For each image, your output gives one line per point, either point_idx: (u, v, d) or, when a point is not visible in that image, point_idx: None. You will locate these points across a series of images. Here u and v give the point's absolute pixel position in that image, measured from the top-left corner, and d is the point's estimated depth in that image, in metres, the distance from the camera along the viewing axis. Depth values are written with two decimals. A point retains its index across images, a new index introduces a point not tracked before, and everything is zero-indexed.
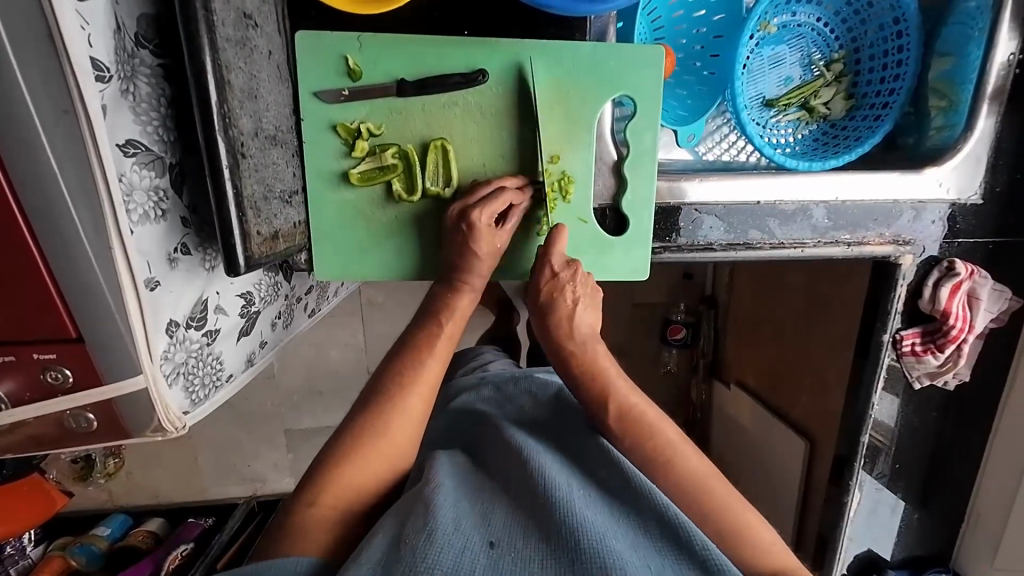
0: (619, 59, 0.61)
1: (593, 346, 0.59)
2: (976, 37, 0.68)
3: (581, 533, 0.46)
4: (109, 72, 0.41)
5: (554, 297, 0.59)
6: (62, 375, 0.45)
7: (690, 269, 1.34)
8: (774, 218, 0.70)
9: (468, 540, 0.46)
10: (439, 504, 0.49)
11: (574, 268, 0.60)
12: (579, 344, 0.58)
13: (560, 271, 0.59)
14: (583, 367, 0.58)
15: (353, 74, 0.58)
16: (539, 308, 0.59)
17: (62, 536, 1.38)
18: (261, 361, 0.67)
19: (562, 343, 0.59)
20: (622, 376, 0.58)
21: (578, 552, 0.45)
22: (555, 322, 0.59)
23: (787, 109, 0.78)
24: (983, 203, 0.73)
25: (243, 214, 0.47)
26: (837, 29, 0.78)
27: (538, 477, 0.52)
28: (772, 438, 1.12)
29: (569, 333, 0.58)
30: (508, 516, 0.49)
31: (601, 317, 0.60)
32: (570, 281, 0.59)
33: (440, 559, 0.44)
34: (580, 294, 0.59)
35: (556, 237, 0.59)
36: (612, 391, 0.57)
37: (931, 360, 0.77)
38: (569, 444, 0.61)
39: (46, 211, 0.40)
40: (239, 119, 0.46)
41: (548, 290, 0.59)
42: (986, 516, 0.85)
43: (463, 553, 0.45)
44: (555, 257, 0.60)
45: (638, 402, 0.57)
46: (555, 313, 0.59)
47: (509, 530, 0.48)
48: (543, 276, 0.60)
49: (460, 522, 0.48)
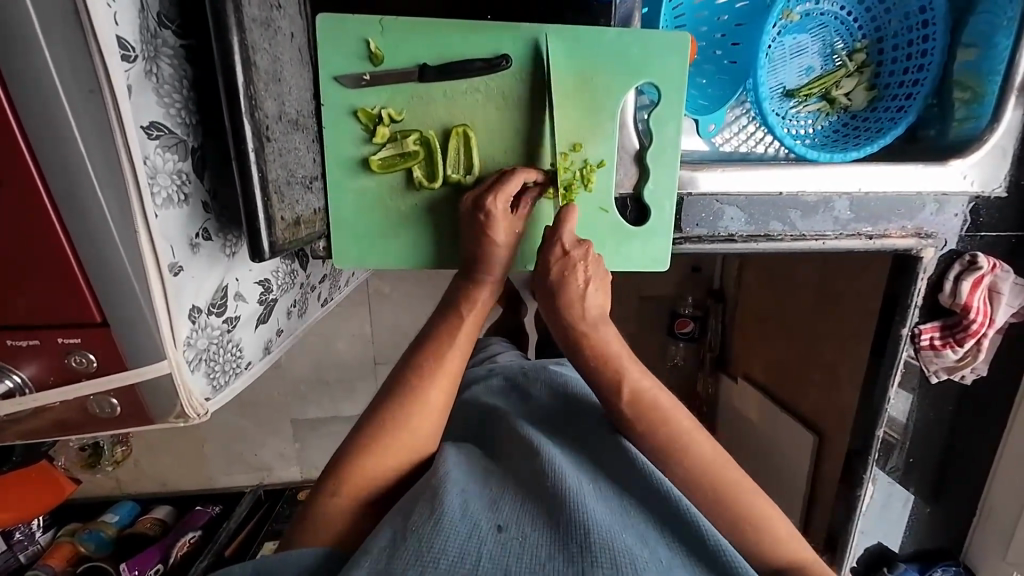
0: (644, 46, 0.60)
1: (602, 328, 0.58)
2: (1005, 27, 0.67)
3: (591, 526, 0.45)
4: (133, 52, 0.40)
5: (565, 276, 0.58)
6: (85, 360, 0.45)
7: (699, 262, 1.33)
8: (796, 209, 0.70)
9: (476, 525, 0.45)
10: (447, 489, 0.48)
11: (586, 248, 0.59)
12: (590, 324, 0.57)
13: (572, 250, 0.58)
14: (591, 352, 0.57)
15: (375, 59, 0.57)
16: (550, 290, 0.58)
17: (71, 522, 1.39)
18: (277, 350, 0.66)
19: (573, 325, 0.58)
20: (631, 360, 0.57)
21: (589, 542, 0.44)
22: (567, 305, 0.58)
23: (808, 100, 0.77)
24: (1008, 196, 0.72)
25: (268, 199, 0.46)
26: (860, 18, 0.76)
27: (546, 469, 0.51)
28: (781, 432, 1.12)
29: (580, 314, 0.57)
30: (518, 501, 0.49)
31: (610, 298, 0.60)
32: (581, 260, 0.58)
33: (446, 548, 0.43)
34: (592, 275, 0.58)
35: (569, 213, 0.58)
36: (625, 373, 0.56)
37: (950, 354, 0.76)
38: (576, 437, 0.61)
39: (71, 193, 0.39)
40: (264, 102, 0.45)
41: (559, 269, 0.58)
42: (999, 509, 0.85)
43: (471, 538, 0.44)
44: (567, 235, 0.58)
45: (648, 383, 0.56)
46: (567, 295, 0.57)
47: (517, 516, 0.47)
48: (554, 254, 0.58)
49: (469, 506, 0.47)
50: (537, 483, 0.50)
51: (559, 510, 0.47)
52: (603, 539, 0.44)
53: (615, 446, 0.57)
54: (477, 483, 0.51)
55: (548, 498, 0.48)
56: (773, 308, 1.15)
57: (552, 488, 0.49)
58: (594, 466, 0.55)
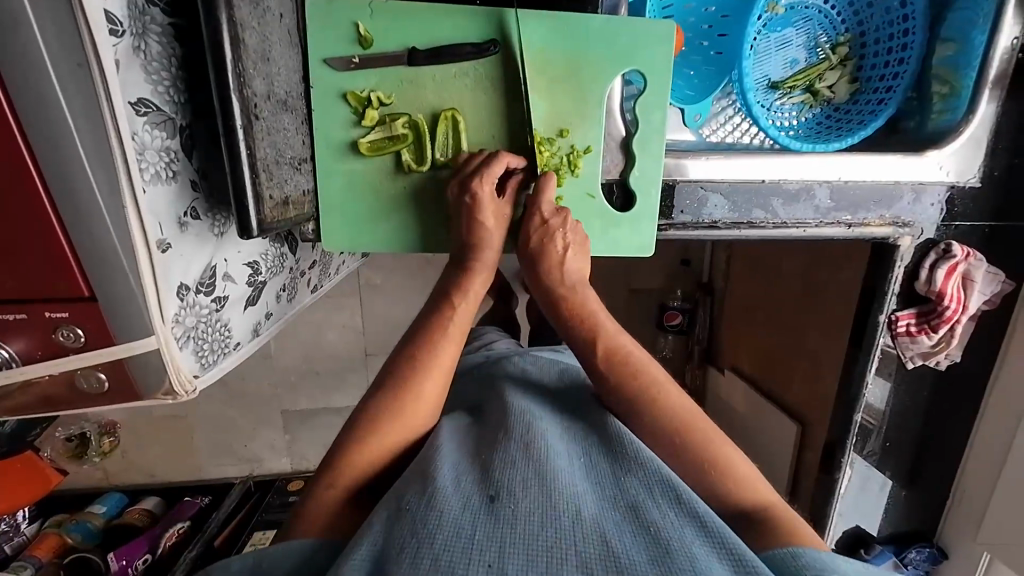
0: (632, 33, 0.61)
1: (582, 290, 0.62)
2: (980, 23, 0.69)
3: (581, 509, 0.45)
4: (122, 27, 0.41)
5: (545, 244, 0.61)
6: (73, 334, 0.45)
7: (688, 254, 1.35)
8: (778, 197, 0.71)
9: (469, 499, 0.45)
10: (439, 470, 0.48)
11: (564, 215, 0.61)
12: (569, 288, 0.62)
13: (549, 218, 0.61)
14: (579, 317, 0.61)
15: (364, 42, 0.57)
16: (530, 257, 0.62)
17: (57, 513, 1.38)
18: (267, 333, 0.67)
19: (553, 288, 0.62)
20: (618, 330, 0.60)
21: (578, 517, 0.44)
22: (546, 269, 0.62)
23: (793, 92, 0.78)
24: (981, 186, 0.74)
25: (256, 176, 0.47)
26: (843, 13, 0.78)
27: (538, 447, 0.51)
28: (764, 420, 1.15)
29: (559, 279, 0.62)
30: (510, 470, 0.48)
31: (589, 262, 0.63)
32: (560, 228, 0.61)
33: (440, 522, 0.42)
34: (570, 240, 0.62)
35: (547, 182, 0.60)
36: (614, 340, 0.59)
37: (925, 341, 0.78)
38: (575, 417, 0.60)
39: (59, 168, 0.39)
40: (252, 80, 0.46)
41: (538, 238, 0.61)
42: (971, 491, 0.88)
43: (463, 513, 0.43)
44: (545, 205, 0.61)
45: (621, 341, 0.59)
46: (547, 260, 0.62)
47: (508, 485, 0.46)
48: (533, 225, 0.62)
49: (460, 484, 0.47)
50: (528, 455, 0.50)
51: (549, 485, 0.46)
52: (594, 520, 0.44)
53: (616, 430, 0.55)
54: (469, 460, 0.51)
55: (539, 473, 0.47)
56: (759, 300, 1.17)
57: (542, 466, 0.48)
58: (591, 445, 0.54)
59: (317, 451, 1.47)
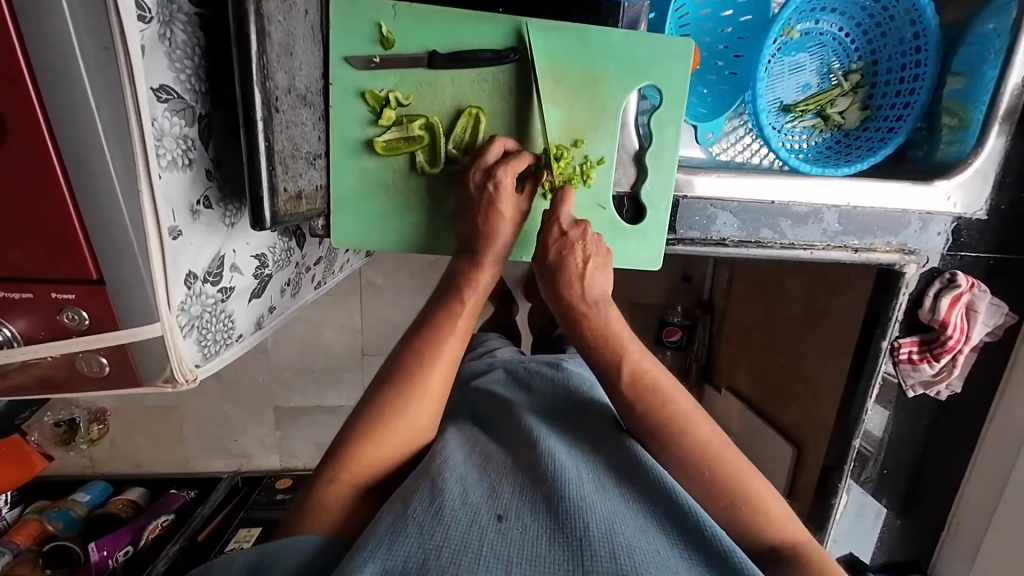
0: (653, 49, 0.61)
1: (603, 307, 0.58)
2: (991, 59, 0.70)
3: (590, 523, 0.44)
4: (149, 14, 0.41)
5: (563, 255, 0.58)
6: (78, 317, 0.45)
7: (689, 271, 1.34)
8: (787, 218, 0.71)
9: (476, 515, 0.45)
10: (446, 479, 0.47)
11: (583, 228, 0.59)
12: (590, 304, 0.58)
13: (568, 229, 0.59)
14: (592, 329, 0.57)
15: (386, 43, 0.58)
16: (550, 268, 0.59)
17: (40, 500, 1.36)
18: (269, 326, 0.67)
19: (572, 303, 0.58)
20: (634, 341, 0.57)
21: (586, 533, 0.44)
22: (565, 284, 0.58)
23: (804, 116, 0.79)
24: (988, 219, 0.75)
25: (273, 169, 0.47)
26: (857, 40, 0.78)
27: (547, 467, 0.50)
28: (760, 441, 1.15)
29: (579, 293, 0.58)
30: (518, 491, 0.48)
31: (610, 279, 0.60)
32: (579, 240, 0.59)
33: (448, 536, 0.42)
34: (590, 252, 0.58)
35: (566, 195, 0.59)
36: (626, 353, 0.56)
37: (926, 369, 0.78)
38: (582, 431, 0.59)
39: (78, 149, 0.39)
40: (275, 73, 0.46)
41: (556, 249, 0.58)
42: (966, 523, 0.87)
43: (471, 529, 0.43)
44: (563, 216, 0.59)
45: (649, 365, 0.56)
46: (567, 273, 0.58)
47: (517, 505, 0.46)
48: (552, 236, 0.59)
49: (468, 494, 0.47)
50: (536, 479, 0.49)
51: (559, 506, 0.46)
52: (604, 534, 0.44)
53: (625, 446, 0.55)
54: (478, 472, 0.50)
55: (547, 492, 0.47)
56: (760, 321, 1.17)
57: (551, 485, 0.48)
58: (599, 461, 0.54)
59: (308, 449, 1.45)
